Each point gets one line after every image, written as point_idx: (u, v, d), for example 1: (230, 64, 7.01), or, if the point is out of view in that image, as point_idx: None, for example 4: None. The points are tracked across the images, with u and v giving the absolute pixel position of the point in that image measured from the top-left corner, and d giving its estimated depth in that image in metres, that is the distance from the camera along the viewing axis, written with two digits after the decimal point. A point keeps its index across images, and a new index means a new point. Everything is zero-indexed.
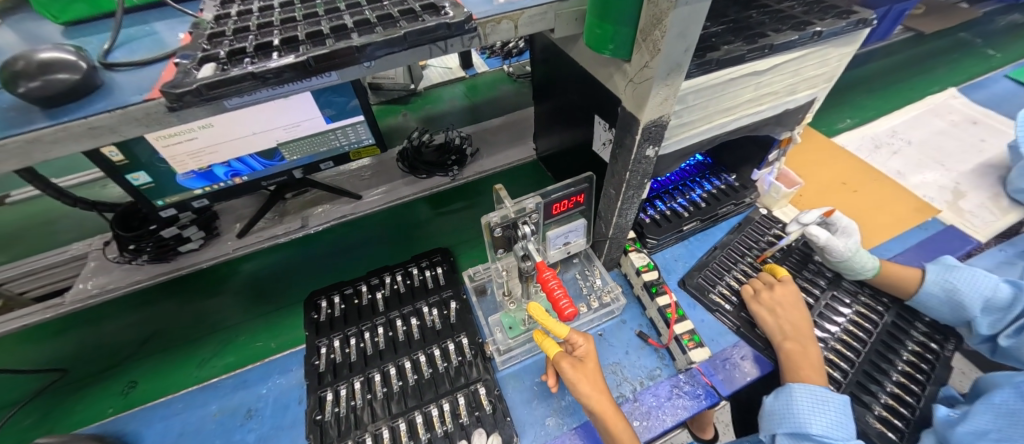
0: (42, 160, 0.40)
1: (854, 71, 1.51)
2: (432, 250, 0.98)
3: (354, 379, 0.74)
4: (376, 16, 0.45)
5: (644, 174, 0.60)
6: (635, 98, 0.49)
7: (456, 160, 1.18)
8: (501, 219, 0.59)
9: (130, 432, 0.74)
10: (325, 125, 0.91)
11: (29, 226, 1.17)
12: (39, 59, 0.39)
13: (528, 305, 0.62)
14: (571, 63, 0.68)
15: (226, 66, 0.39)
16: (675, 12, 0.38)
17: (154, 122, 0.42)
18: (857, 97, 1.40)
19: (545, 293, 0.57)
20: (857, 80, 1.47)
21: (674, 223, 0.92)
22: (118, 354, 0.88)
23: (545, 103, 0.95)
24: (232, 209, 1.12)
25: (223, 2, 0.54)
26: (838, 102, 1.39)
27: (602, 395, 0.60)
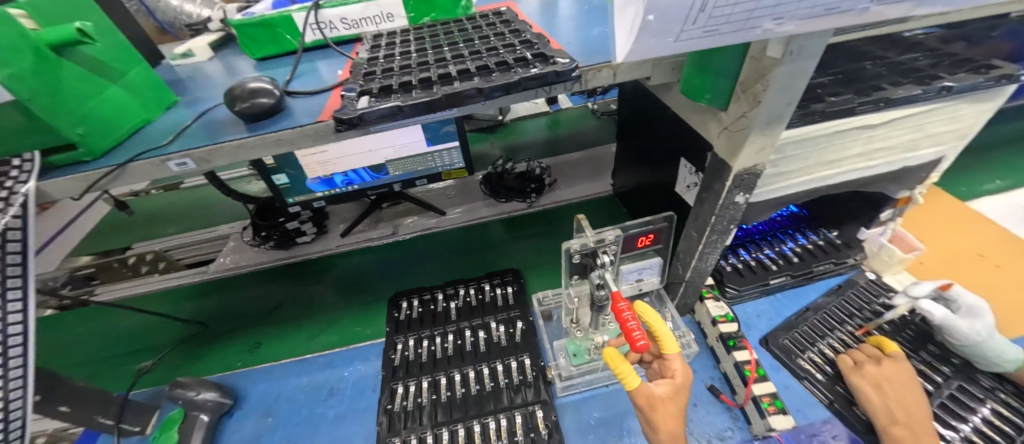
0: (241, 160, 0.53)
1: (1000, 128, 1.31)
2: (504, 270, 1.04)
3: (423, 378, 0.80)
4: (494, 63, 0.53)
5: (731, 220, 0.59)
6: (729, 145, 0.50)
7: (535, 188, 1.24)
8: (580, 246, 0.61)
9: (240, 387, 0.87)
10: (426, 147, 1.04)
11: (192, 208, 1.47)
12: (250, 87, 0.52)
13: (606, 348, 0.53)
14: (660, 107, 0.71)
15: (377, 99, 0.49)
16: (780, 68, 0.39)
17: (319, 139, 0.53)
18: (1004, 157, 1.20)
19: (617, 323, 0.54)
20: (1004, 137, 1.27)
21: (759, 274, 0.87)
22: (245, 320, 1.05)
23: (628, 141, 0.98)
24: (339, 211, 1.30)
25: (373, 49, 0.68)
26: (976, 161, 1.21)
27: (676, 441, 0.53)
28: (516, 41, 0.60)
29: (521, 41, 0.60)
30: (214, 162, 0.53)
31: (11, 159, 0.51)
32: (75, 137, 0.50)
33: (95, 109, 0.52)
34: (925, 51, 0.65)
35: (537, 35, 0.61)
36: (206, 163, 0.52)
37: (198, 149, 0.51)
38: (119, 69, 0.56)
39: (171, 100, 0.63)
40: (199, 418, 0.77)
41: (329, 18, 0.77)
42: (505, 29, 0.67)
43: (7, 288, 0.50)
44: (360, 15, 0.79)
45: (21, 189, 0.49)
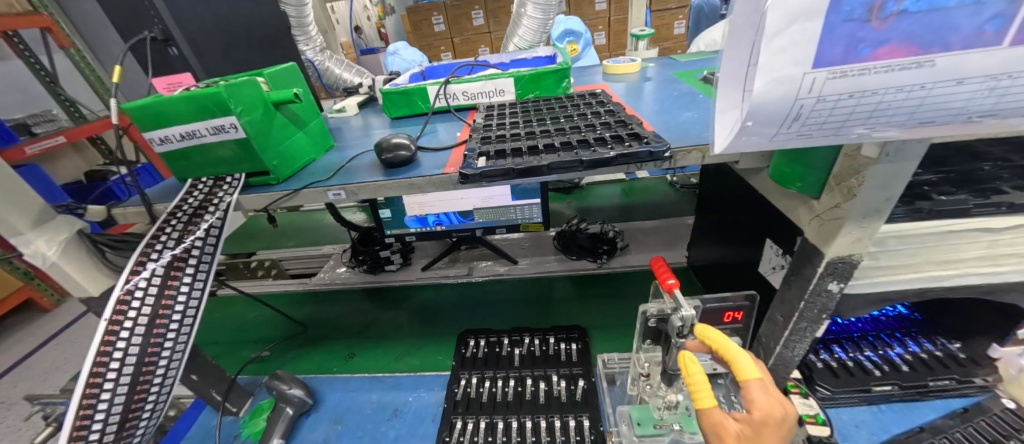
0: (380, 196, 0.67)
1: None
2: (569, 326, 1.05)
3: (480, 417, 0.83)
4: (594, 138, 0.62)
5: (822, 309, 0.57)
6: (820, 233, 0.51)
7: (607, 250, 1.28)
8: (658, 311, 0.59)
9: (320, 391, 0.97)
10: (511, 201, 1.14)
11: (306, 229, 1.74)
12: (395, 141, 0.67)
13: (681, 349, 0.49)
14: (745, 188, 0.73)
15: (493, 160, 0.59)
16: (875, 167, 0.41)
17: (441, 186, 0.65)
18: None
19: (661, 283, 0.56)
20: None
21: (859, 378, 0.79)
22: (333, 331, 1.18)
23: (706, 216, 0.99)
24: (423, 248, 1.44)
25: (487, 117, 0.82)
26: None
27: None
28: (611, 120, 0.69)
29: (617, 120, 0.69)
30: (360, 195, 0.67)
31: (225, 178, 0.69)
32: (271, 167, 0.67)
33: (285, 147, 0.70)
34: None
35: (630, 117, 0.70)
36: (354, 196, 0.67)
37: (351, 185, 0.65)
38: (305, 119, 0.74)
39: (328, 144, 0.82)
40: (285, 411, 0.87)
41: (454, 91, 0.95)
42: (601, 109, 0.77)
43: (196, 272, 0.66)
44: (478, 90, 0.94)
45: (227, 199, 0.66)
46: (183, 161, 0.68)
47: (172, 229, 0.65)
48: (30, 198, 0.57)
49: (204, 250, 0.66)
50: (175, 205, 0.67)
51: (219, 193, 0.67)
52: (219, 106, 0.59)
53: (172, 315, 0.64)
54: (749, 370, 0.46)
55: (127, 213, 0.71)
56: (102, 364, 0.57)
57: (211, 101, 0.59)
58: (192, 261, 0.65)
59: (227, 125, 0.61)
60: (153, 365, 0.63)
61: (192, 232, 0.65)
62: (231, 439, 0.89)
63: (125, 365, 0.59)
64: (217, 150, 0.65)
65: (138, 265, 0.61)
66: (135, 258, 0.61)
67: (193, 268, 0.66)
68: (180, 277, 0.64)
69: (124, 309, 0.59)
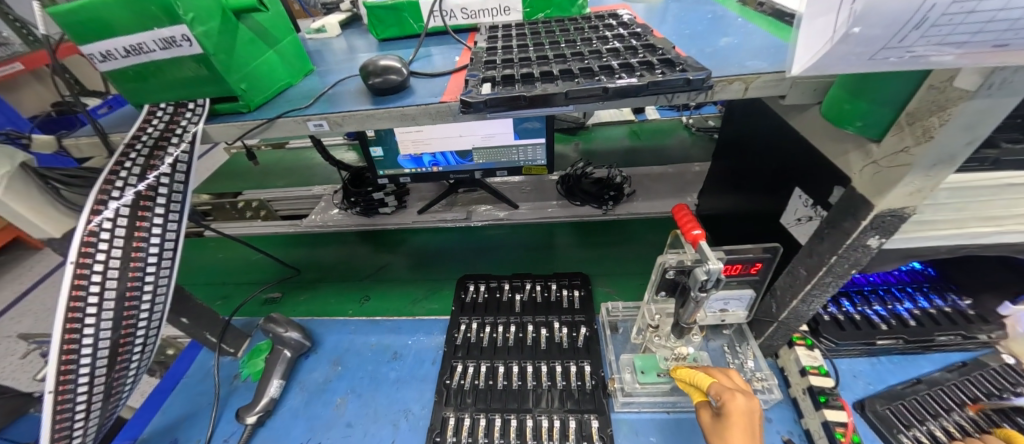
0: (370, 129, 0.59)
1: None
2: (571, 272, 1.02)
3: (481, 362, 0.82)
4: (618, 64, 0.53)
5: (854, 265, 0.52)
6: (873, 182, 0.44)
7: (613, 196, 1.20)
8: (677, 262, 0.54)
9: (316, 333, 0.96)
10: (513, 140, 1.05)
11: (295, 168, 1.64)
12: (382, 64, 0.58)
13: (677, 367, 0.64)
14: (779, 129, 0.65)
15: (499, 87, 0.51)
16: (968, 103, 0.34)
17: (439, 118, 0.56)
18: None
19: (683, 233, 0.51)
20: None
21: (864, 331, 0.76)
22: (327, 274, 1.15)
23: (724, 162, 0.92)
24: (419, 190, 1.36)
25: (490, 39, 0.71)
26: None
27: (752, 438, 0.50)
28: (637, 45, 0.60)
29: (643, 44, 0.59)
30: (345, 127, 0.59)
31: (186, 103, 0.60)
32: (239, 91, 0.58)
33: (254, 68, 0.60)
34: None
35: (659, 41, 0.60)
36: (337, 127, 0.58)
37: (334, 114, 0.57)
38: (276, 36, 0.64)
39: (307, 68, 0.72)
40: (283, 353, 0.85)
41: (451, 8, 0.82)
42: (622, 32, 0.67)
43: (168, 211, 0.60)
44: (479, 6, 0.83)
45: (193, 129, 0.58)
46: (135, 82, 0.58)
47: (134, 160, 0.57)
48: None
49: (172, 188, 0.59)
50: (130, 136, 0.58)
51: (182, 121, 0.59)
52: (166, 11, 0.49)
53: (147, 257, 0.58)
54: (703, 381, 0.58)
55: (81, 145, 0.62)
56: (77, 310, 0.52)
57: (156, 4, 0.48)
58: (161, 200, 0.59)
59: (178, 37, 0.51)
60: (134, 311, 0.58)
61: (155, 167, 0.57)
62: (231, 379, 0.88)
63: (104, 310, 0.55)
64: (174, 70, 0.56)
65: (98, 204, 0.53)
66: (94, 196, 0.53)
67: (163, 207, 0.59)
68: (150, 218, 0.58)
69: (90, 251, 0.53)
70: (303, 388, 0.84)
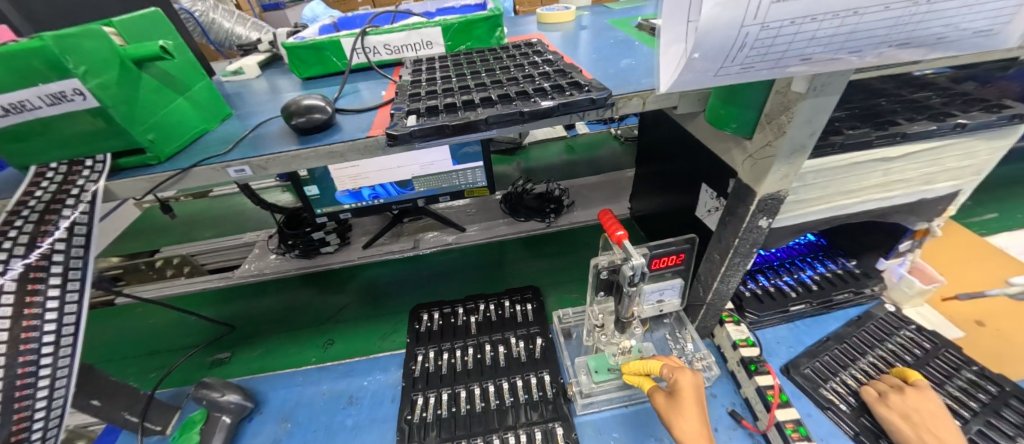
0: (297, 169, 0.58)
1: (1003, 169, 1.36)
2: (523, 287, 1.05)
3: (442, 390, 0.81)
4: (533, 89, 0.58)
5: (754, 244, 0.60)
6: (753, 172, 0.52)
7: (554, 209, 1.27)
8: (609, 262, 0.58)
9: (260, 391, 0.89)
10: (451, 166, 1.08)
11: (222, 216, 1.53)
12: (305, 104, 0.58)
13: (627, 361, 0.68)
14: (682, 133, 0.74)
15: (424, 118, 0.53)
16: (803, 102, 0.42)
17: (368, 152, 0.58)
18: (1011, 198, 1.23)
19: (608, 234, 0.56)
20: (1010, 179, 1.31)
21: (779, 301, 0.86)
22: (268, 326, 1.08)
23: (645, 167, 1.02)
24: (362, 224, 1.33)
25: (414, 72, 0.74)
26: (984, 200, 1.23)
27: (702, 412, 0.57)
28: (550, 70, 0.66)
29: (555, 70, 0.66)
30: (270, 170, 0.58)
31: (84, 161, 0.55)
32: (146, 143, 0.55)
33: (163, 118, 0.57)
34: (935, 89, 0.67)
35: (569, 65, 0.67)
36: (262, 170, 0.57)
37: (257, 157, 0.56)
38: (185, 83, 0.62)
39: (225, 113, 0.70)
40: (221, 419, 0.78)
41: (374, 44, 0.85)
42: (537, 59, 0.73)
43: (67, 280, 0.54)
44: (402, 42, 0.86)
45: (92, 187, 0.53)
46: (16, 143, 0.53)
47: (21, 226, 0.52)
48: None
49: (70, 254, 0.54)
50: (14, 203, 0.52)
51: (76, 180, 0.54)
52: (53, 66, 0.46)
53: (42, 335, 0.52)
54: (654, 366, 0.63)
55: None
56: None
57: (40, 60, 0.46)
58: (56, 269, 0.53)
59: (68, 92, 0.48)
60: (29, 400, 0.51)
61: (47, 233, 0.52)
62: None
63: None
64: (66, 126, 0.52)
65: None
66: None
67: (60, 277, 0.53)
68: (43, 291, 0.52)
69: None
70: None
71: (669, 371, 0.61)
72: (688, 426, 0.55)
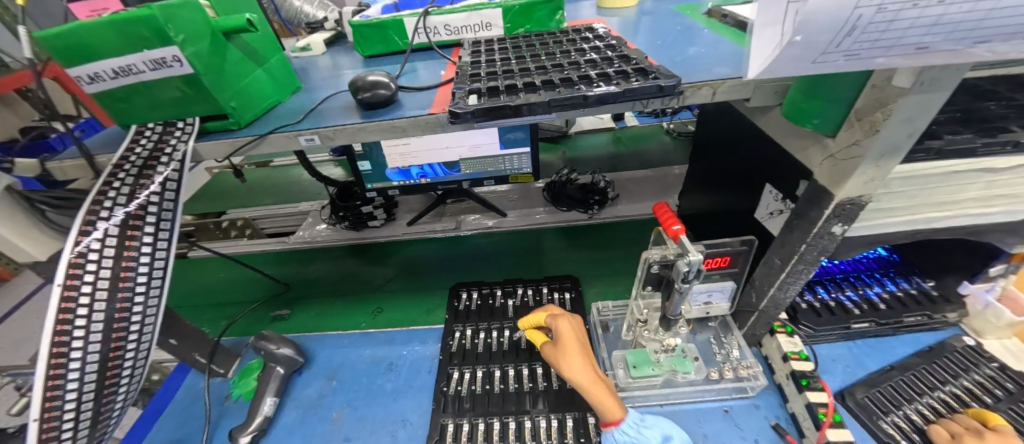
0: (360, 141, 0.61)
1: None
2: (562, 276, 1.05)
3: (478, 367, 0.83)
4: (596, 74, 0.57)
5: (823, 252, 0.56)
6: (832, 174, 0.48)
7: (598, 200, 1.24)
8: (661, 257, 0.56)
9: (310, 348, 0.95)
10: (499, 150, 1.08)
11: (280, 185, 1.64)
12: (371, 79, 0.60)
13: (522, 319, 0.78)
14: (748, 129, 0.70)
15: (485, 98, 0.54)
16: (906, 99, 0.38)
17: (429, 129, 0.59)
18: None
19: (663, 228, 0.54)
20: None
21: (839, 316, 0.80)
22: (317, 290, 1.15)
23: (700, 163, 0.97)
24: (407, 202, 1.37)
25: (473, 53, 0.75)
26: None
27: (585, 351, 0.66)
28: (612, 55, 0.64)
29: (618, 55, 0.64)
30: (336, 140, 0.60)
31: (175, 122, 0.60)
32: (229, 109, 0.59)
33: (244, 87, 0.62)
34: None
35: (633, 51, 0.65)
36: (329, 141, 0.60)
37: (325, 128, 0.59)
38: (264, 56, 0.66)
39: (295, 86, 0.74)
40: (276, 370, 0.84)
41: (435, 24, 0.86)
42: (599, 44, 0.71)
43: (158, 230, 0.60)
44: (462, 23, 0.86)
45: (182, 147, 0.59)
46: (121, 104, 0.59)
47: (123, 179, 0.57)
48: None
49: (161, 207, 0.60)
50: (119, 158, 0.58)
51: (170, 141, 0.59)
52: (158, 34, 0.51)
53: (136, 275, 0.58)
54: (540, 319, 0.73)
55: (65, 167, 0.61)
56: (64, 333, 0.52)
57: (148, 28, 0.50)
58: (150, 220, 0.59)
59: (169, 58, 0.53)
60: (124, 331, 0.58)
61: (144, 187, 0.58)
62: (222, 400, 0.86)
63: (92, 333, 0.54)
64: (162, 90, 0.57)
65: (87, 225, 0.54)
66: (82, 217, 0.53)
67: (153, 227, 0.59)
68: (139, 237, 0.58)
69: (78, 273, 0.52)
70: (297, 405, 0.83)
71: (555, 322, 0.71)
72: (580, 367, 0.62)
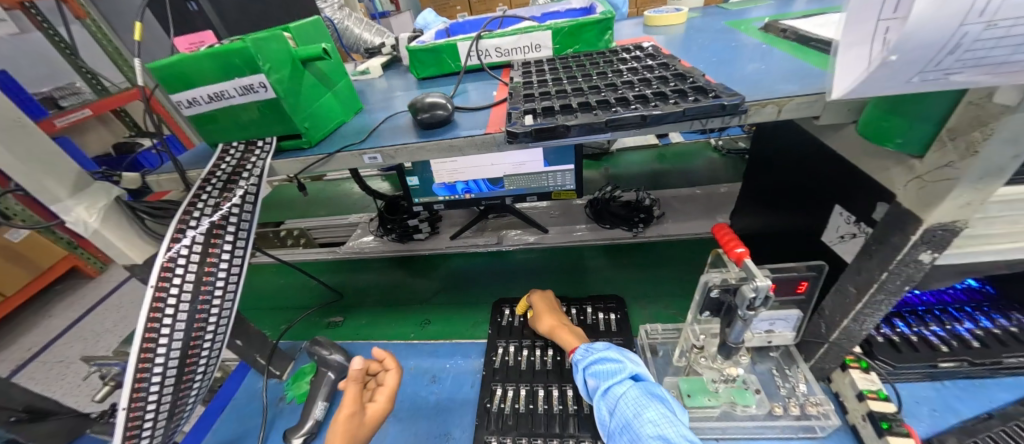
0: (418, 159, 0.63)
1: None
2: (607, 296, 1.02)
3: (521, 385, 0.82)
4: (653, 93, 0.56)
5: (907, 281, 0.51)
6: (920, 197, 0.45)
7: (643, 218, 1.20)
8: (722, 281, 0.54)
9: (358, 356, 0.99)
10: (543, 167, 1.09)
11: (333, 198, 1.73)
12: (429, 101, 0.63)
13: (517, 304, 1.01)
14: (815, 148, 0.66)
15: (541, 118, 0.55)
16: (1011, 117, 0.35)
17: (485, 148, 0.60)
18: None
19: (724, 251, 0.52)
20: None
21: (923, 353, 0.72)
22: (365, 300, 1.19)
23: (756, 182, 0.93)
24: (451, 217, 1.41)
25: (525, 74, 0.76)
26: None
27: (551, 314, 0.85)
28: (667, 74, 0.63)
29: (673, 74, 0.63)
30: (397, 159, 0.64)
31: (255, 142, 0.66)
32: (303, 130, 0.64)
33: (316, 109, 0.67)
34: None
35: (688, 69, 0.64)
36: (390, 159, 0.63)
37: (388, 147, 0.62)
38: (333, 80, 0.71)
39: (357, 107, 0.79)
40: (326, 375, 0.87)
41: (487, 47, 0.89)
42: (652, 62, 0.70)
43: (237, 239, 0.65)
44: (512, 45, 0.89)
45: (262, 164, 0.64)
46: (212, 125, 0.66)
47: (210, 192, 0.63)
48: (65, 164, 0.56)
49: (241, 218, 0.65)
50: (207, 173, 0.64)
51: (251, 158, 0.65)
52: (248, 63, 0.56)
53: (215, 280, 0.63)
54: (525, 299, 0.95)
55: (162, 180, 0.70)
56: (153, 330, 0.57)
57: (239, 58, 0.56)
58: (231, 229, 0.64)
59: (255, 84, 0.58)
60: (202, 331, 0.63)
61: (228, 199, 0.63)
62: (277, 401, 0.91)
63: (175, 331, 0.59)
64: (247, 112, 0.62)
65: (178, 233, 0.59)
66: (174, 226, 0.59)
67: (232, 236, 0.64)
68: (220, 245, 0.63)
69: (168, 276, 0.58)
70: None
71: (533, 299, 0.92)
72: (547, 318, 0.84)
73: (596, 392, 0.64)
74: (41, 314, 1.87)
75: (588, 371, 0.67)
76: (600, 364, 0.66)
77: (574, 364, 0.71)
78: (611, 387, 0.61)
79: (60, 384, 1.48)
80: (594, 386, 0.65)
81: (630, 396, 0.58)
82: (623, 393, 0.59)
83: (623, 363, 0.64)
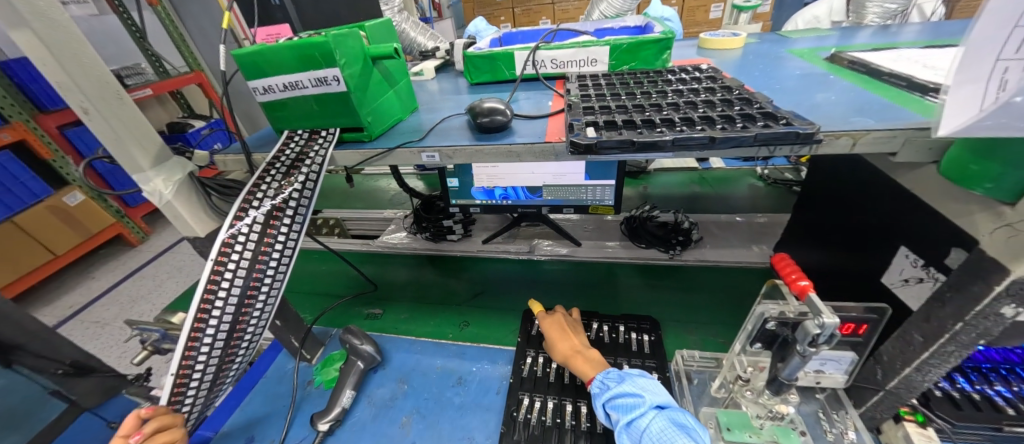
0: (475, 162, 0.64)
1: None
2: (640, 316, 1.01)
3: (548, 397, 0.81)
4: (719, 115, 0.56)
5: (983, 335, 0.48)
6: (1006, 246, 0.42)
7: (681, 241, 1.18)
8: (779, 313, 0.53)
9: (387, 349, 1.00)
10: (583, 180, 1.08)
11: (370, 192, 1.78)
12: (489, 105, 0.64)
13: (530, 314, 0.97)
14: (883, 185, 0.64)
15: (603, 131, 0.55)
16: None
17: (543, 156, 0.61)
18: None
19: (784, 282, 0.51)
20: None
21: (987, 414, 0.67)
22: (396, 294, 1.21)
23: (808, 214, 0.89)
24: (484, 221, 1.42)
25: (582, 87, 0.77)
26: None
27: (563, 338, 0.82)
28: (733, 97, 0.62)
29: (738, 97, 0.62)
30: (454, 159, 0.65)
31: (319, 132, 0.69)
32: (366, 123, 0.67)
33: (379, 105, 0.69)
34: None
35: (754, 94, 0.62)
36: (448, 159, 0.65)
37: (446, 147, 0.63)
38: (396, 79, 0.73)
39: (414, 105, 0.81)
40: (356, 364, 0.89)
41: (543, 58, 0.91)
42: (715, 84, 0.70)
43: (293, 222, 0.67)
44: (569, 57, 0.90)
45: (323, 153, 0.67)
46: (282, 113, 0.69)
47: (273, 176, 0.66)
48: (151, 136, 0.59)
49: (299, 203, 0.67)
50: (272, 158, 0.67)
51: (313, 147, 0.67)
52: (325, 56, 0.59)
53: (269, 260, 0.65)
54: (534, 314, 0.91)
55: (228, 161, 0.74)
56: (209, 302, 0.60)
57: (319, 52, 0.58)
58: (288, 213, 0.66)
59: (329, 77, 0.61)
60: (250, 308, 0.65)
61: (289, 184, 0.66)
62: (306, 384, 0.93)
63: (227, 305, 0.62)
64: (316, 103, 0.65)
65: (241, 212, 0.62)
66: (238, 205, 0.62)
67: (289, 219, 0.67)
68: (278, 227, 0.65)
69: (228, 251, 0.61)
70: (371, 402, 0.87)
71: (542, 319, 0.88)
72: (560, 345, 0.80)
73: (619, 426, 0.63)
74: (86, 275, 1.98)
75: (609, 405, 0.65)
76: (620, 397, 0.64)
77: (592, 398, 0.69)
78: (633, 420, 0.61)
79: (97, 343, 1.56)
80: (615, 420, 0.64)
81: (656, 428, 0.58)
82: (647, 425, 0.59)
83: (642, 395, 0.62)
